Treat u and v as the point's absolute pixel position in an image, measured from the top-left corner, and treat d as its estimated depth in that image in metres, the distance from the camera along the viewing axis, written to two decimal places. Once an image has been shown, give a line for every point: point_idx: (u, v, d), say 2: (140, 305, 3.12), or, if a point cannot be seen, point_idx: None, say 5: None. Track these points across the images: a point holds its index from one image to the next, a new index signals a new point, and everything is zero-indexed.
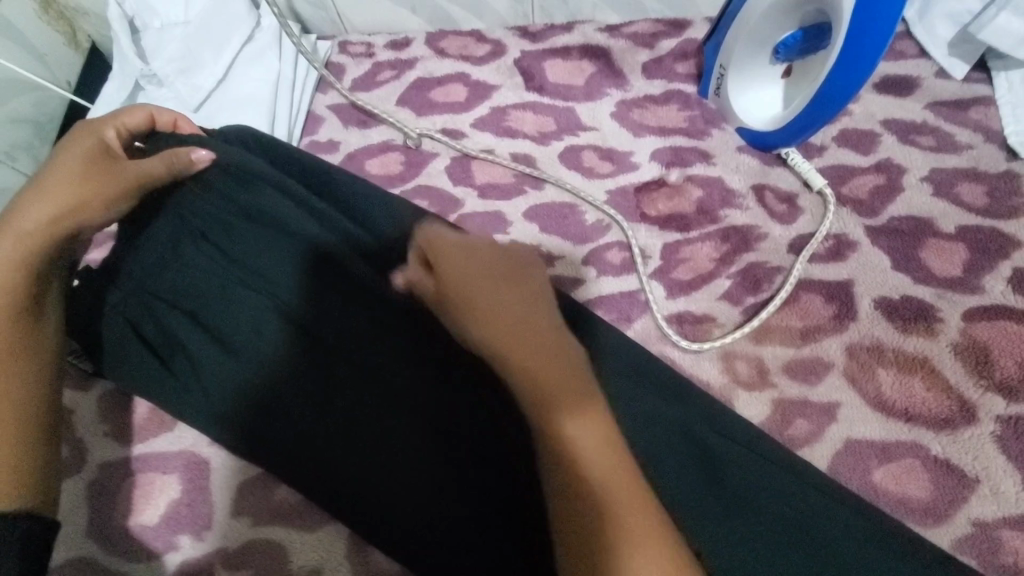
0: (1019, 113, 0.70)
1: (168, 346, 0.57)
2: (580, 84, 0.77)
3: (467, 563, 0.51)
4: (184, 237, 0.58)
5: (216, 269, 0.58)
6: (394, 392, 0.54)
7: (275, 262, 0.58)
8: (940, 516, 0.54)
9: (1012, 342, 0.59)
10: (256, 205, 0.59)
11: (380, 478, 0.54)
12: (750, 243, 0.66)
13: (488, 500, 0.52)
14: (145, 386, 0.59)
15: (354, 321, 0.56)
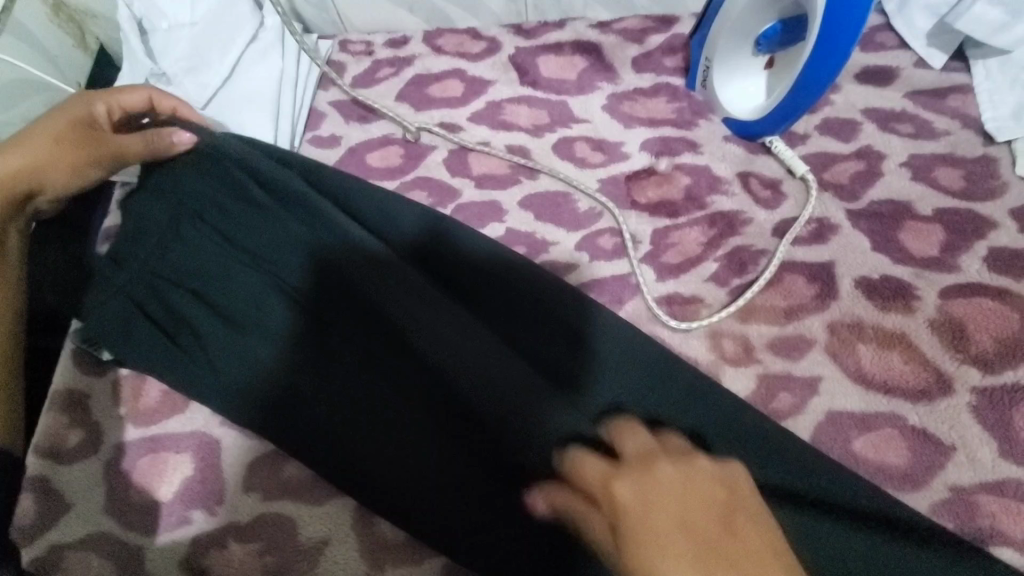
0: (995, 99, 0.72)
1: (176, 321, 0.65)
2: (572, 78, 0.79)
3: (464, 522, 0.55)
4: (184, 221, 0.66)
5: (219, 253, 0.65)
6: (381, 362, 0.60)
7: (264, 243, 0.63)
8: (918, 482, 0.56)
9: (987, 317, 0.62)
10: (239, 190, 0.63)
11: (369, 441, 0.59)
12: (736, 228, 0.69)
13: (477, 463, 0.56)
14: (149, 357, 0.64)
15: (334, 295, 0.60)
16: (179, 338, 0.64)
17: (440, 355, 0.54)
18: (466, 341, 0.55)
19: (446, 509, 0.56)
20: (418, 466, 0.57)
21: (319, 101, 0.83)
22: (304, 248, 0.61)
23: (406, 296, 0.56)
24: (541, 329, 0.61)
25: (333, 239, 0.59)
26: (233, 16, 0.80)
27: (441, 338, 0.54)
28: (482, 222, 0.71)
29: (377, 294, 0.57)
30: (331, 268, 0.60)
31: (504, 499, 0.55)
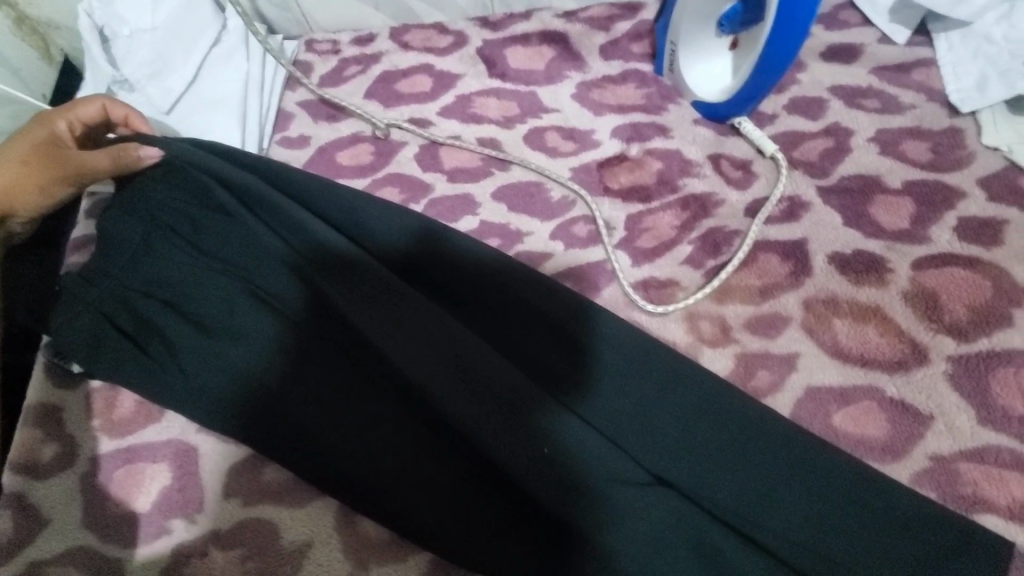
0: (958, 71, 0.73)
1: (146, 331, 0.64)
2: (540, 68, 0.79)
3: (450, 520, 0.55)
4: (152, 232, 0.64)
5: (191, 262, 0.64)
6: (363, 363, 0.59)
7: (236, 249, 0.62)
8: (898, 452, 0.57)
9: (958, 287, 0.62)
10: (203, 197, 0.61)
11: (352, 444, 0.58)
12: (708, 209, 0.69)
13: (463, 458, 0.56)
14: (119, 369, 0.63)
15: (315, 303, 0.60)
16: (152, 349, 0.63)
17: (433, 355, 0.55)
18: (454, 341, 0.56)
19: (434, 512, 0.55)
20: (405, 469, 0.56)
21: (286, 101, 0.82)
22: (277, 255, 0.60)
23: (391, 301, 0.56)
24: (522, 321, 0.60)
25: (307, 246, 0.58)
26: (194, 17, 0.79)
27: (430, 339, 0.56)
28: (455, 216, 0.70)
29: (361, 299, 0.57)
30: (309, 275, 0.59)
31: (497, 497, 0.55)
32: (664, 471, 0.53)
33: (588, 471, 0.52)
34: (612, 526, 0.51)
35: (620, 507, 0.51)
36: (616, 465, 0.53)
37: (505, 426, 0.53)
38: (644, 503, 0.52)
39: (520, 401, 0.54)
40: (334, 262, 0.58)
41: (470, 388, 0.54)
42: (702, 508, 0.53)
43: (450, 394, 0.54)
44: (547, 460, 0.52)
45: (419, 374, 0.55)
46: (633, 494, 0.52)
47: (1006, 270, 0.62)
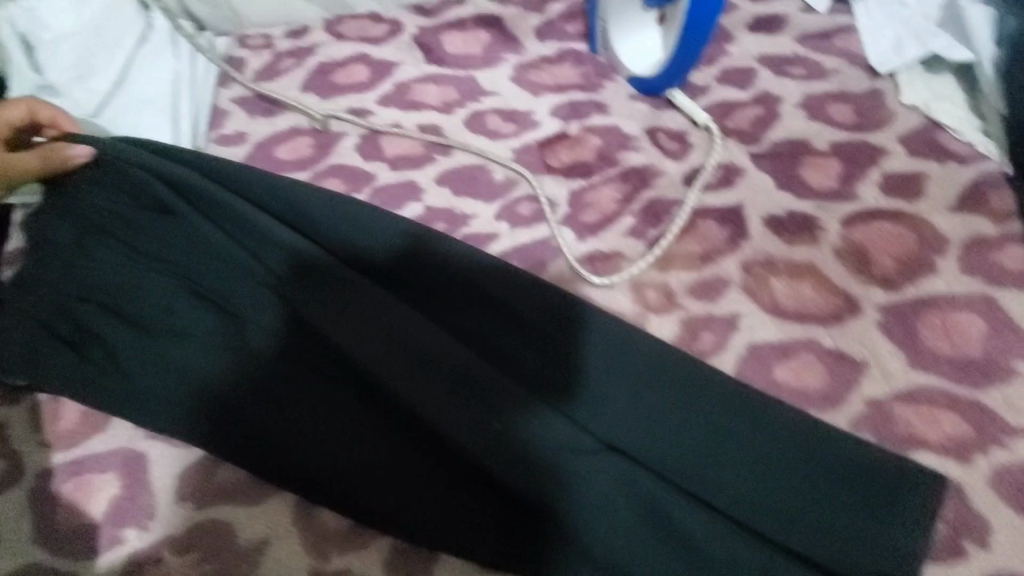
0: (876, 36, 0.77)
1: (83, 336, 0.62)
2: (477, 52, 0.80)
3: (405, 501, 0.55)
4: (87, 235, 0.64)
5: (128, 263, 0.63)
6: (310, 353, 0.59)
7: (174, 246, 0.62)
8: (838, 400, 0.59)
9: (885, 240, 0.65)
10: (139, 195, 0.61)
11: (304, 435, 0.57)
12: (647, 181, 0.70)
13: (415, 439, 0.56)
14: (55, 378, 0.61)
15: (265, 298, 0.59)
16: (89, 354, 0.61)
17: (385, 341, 0.56)
18: (406, 324, 0.56)
19: (393, 496, 0.55)
20: (362, 456, 0.56)
21: (220, 98, 0.81)
22: (217, 247, 0.60)
23: (342, 290, 0.57)
24: (467, 300, 0.60)
25: (248, 236, 0.59)
26: (118, 16, 0.78)
27: (382, 324, 0.56)
28: (400, 203, 0.70)
29: (313, 290, 0.57)
30: (262, 271, 0.59)
31: (455, 476, 0.55)
32: (616, 437, 0.54)
33: (541, 442, 0.53)
34: (568, 493, 0.52)
35: (574, 475, 0.53)
36: (568, 434, 0.54)
37: (458, 404, 0.54)
38: (597, 469, 0.53)
39: (472, 379, 0.54)
40: (285, 257, 0.58)
41: (424, 369, 0.55)
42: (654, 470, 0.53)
43: (403, 376, 0.55)
44: (501, 434, 0.53)
45: (370, 360, 0.55)
46: (586, 461, 0.53)
47: (927, 221, 0.66)
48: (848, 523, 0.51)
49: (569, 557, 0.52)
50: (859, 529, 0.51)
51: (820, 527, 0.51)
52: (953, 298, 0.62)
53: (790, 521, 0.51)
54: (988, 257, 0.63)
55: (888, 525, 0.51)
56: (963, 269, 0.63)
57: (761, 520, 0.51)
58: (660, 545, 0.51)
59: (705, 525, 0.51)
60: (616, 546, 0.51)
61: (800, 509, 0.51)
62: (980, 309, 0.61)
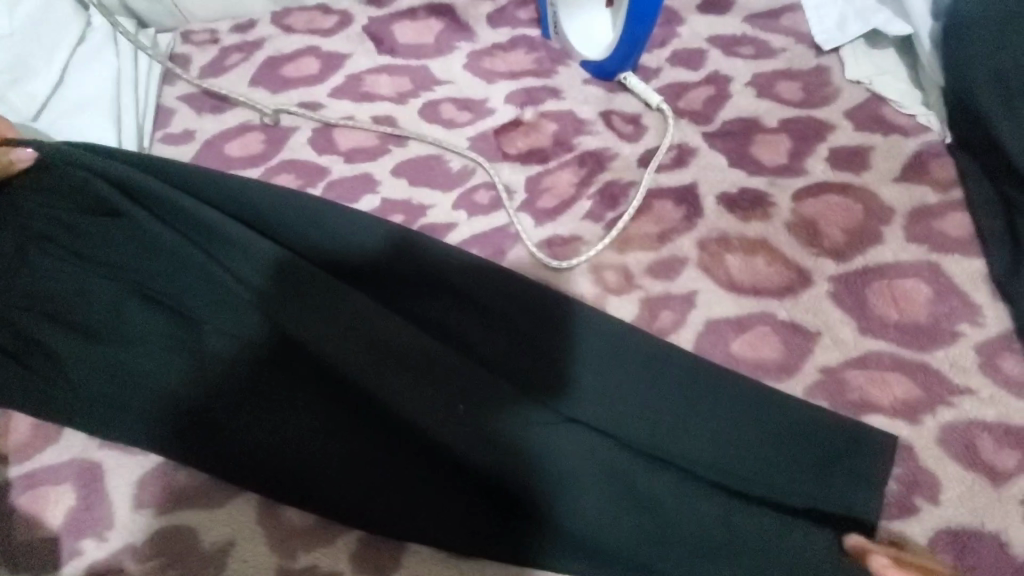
0: (820, 14, 0.79)
1: (30, 347, 0.60)
2: (429, 41, 0.80)
3: (373, 494, 0.55)
4: (27, 243, 0.60)
5: (72, 269, 0.60)
6: (267, 351, 0.57)
7: (118, 248, 0.58)
8: (792, 369, 0.60)
9: (834, 212, 0.67)
10: (77, 197, 0.58)
11: (267, 434, 0.56)
12: (604, 164, 0.71)
13: (381, 432, 0.56)
14: (5, 391, 0.59)
15: (217, 300, 0.56)
16: (36, 365, 0.59)
17: (344, 336, 0.54)
18: (367, 317, 0.54)
19: (361, 489, 0.55)
20: (328, 451, 0.56)
21: (166, 97, 0.79)
22: (162, 245, 0.56)
23: (296, 286, 0.54)
24: (429, 289, 0.59)
25: (194, 232, 0.55)
26: (52, 15, 0.75)
27: (340, 319, 0.54)
28: (356, 196, 0.69)
29: (265, 286, 0.54)
30: (210, 271, 0.55)
31: (423, 466, 0.55)
32: (583, 417, 0.54)
33: (508, 426, 0.53)
34: (536, 475, 0.52)
35: (541, 458, 0.53)
36: (534, 418, 0.53)
37: (423, 396, 0.53)
38: (565, 450, 0.53)
39: (437, 369, 0.53)
40: (234, 255, 0.54)
41: (387, 362, 0.53)
42: (621, 447, 0.54)
43: (366, 370, 0.53)
44: (467, 423, 0.52)
45: (330, 355, 0.54)
46: (552, 442, 0.53)
47: (873, 192, 0.68)
48: (805, 484, 0.53)
49: (537, 535, 0.53)
50: (814, 489, 0.53)
51: (779, 491, 0.52)
52: (900, 266, 0.64)
53: (749, 486, 0.52)
54: (931, 224, 0.66)
55: (839, 483, 0.53)
56: (908, 237, 0.65)
57: (722, 488, 0.52)
58: (627, 520, 0.52)
59: (668, 494, 0.52)
60: (583, 523, 0.52)
61: (759, 474, 0.52)
62: (925, 275, 0.63)
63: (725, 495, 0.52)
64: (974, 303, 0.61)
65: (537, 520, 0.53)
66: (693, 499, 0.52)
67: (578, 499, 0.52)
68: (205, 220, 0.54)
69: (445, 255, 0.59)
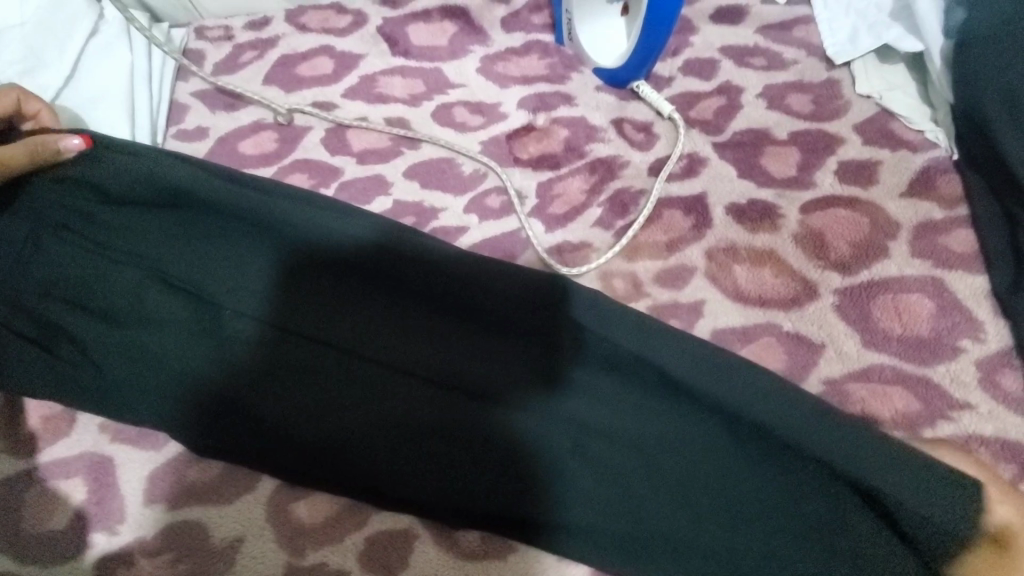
0: (832, 26, 0.80)
1: (48, 331, 0.59)
2: (444, 44, 0.80)
3: (388, 467, 0.55)
4: (43, 231, 0.60)
5: (91, 255, 0.60)
6: (286, 321, 0.58)
7: (146, 232, 0.60)
8: (796, 380, 0.61)
9: (842, 226, 0.68)
10: (100, 183, 0.58)
11: (284, 406, 0.57)
12: (615, 172, 0.72)
13: (396, 406, 0.56)
14: (25, 376, 0.59)
15: (241, 284, 0.59)
16: (60, 351, 0.59)
17: (377, 309, 0.59)
18: (392, 293, 0.59)
19: (377, 473, 0.55)
20: (345, 429, 0.56)
21: (179, 93, 0.79)
22: (195, 229, 0.60)
23: (330, 264, 0.59)
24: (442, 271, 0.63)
25: (223, 214, 0.58)
26: (65, 7, 0.75)
27: (370, 295, 0.59)
28: (368, 198, 0.70)
29: (299, 265, 0.59)
30: (251, 255, 0.60)
31: (438, 451, 0.55)
32: (591, 396, 0.56)
33: (517, 398, 0.56)
34: (551, 447, 0.55)
35: (552, 423, 0.55)
36: (539, 389, 0.56)
37: (439, 370, 0.57)
38: (575, 428, 0.55)
39: (456, 344, 0.58)
40: (269, 240, 0.59)
41: (408, 332, 0.58)
42: (631, 427, 0.54)
43: (391, 345, 0.58)
44: (482, 396, 0.56)
45: (357, 330, 0.58)
46: (563, 410, 0.56)
47: (880, 206, 0.69)
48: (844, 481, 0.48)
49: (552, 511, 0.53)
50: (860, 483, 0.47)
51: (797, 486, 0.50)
52: (904, 281, 0.65)
53: (763, 477, 0.51)
54: (936, 239, 0.66)
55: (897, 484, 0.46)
56: (913, 253, 0.66)
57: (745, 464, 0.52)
58: (641, 504, 0.52)
59: (677, 477, 0.52)
60: (591, 508, 0.52)
61: (773, 465, 0.51)
62: (928, 290, 0.64)
63: (735, 485, 0.51)
64: (976, 319, 0.62)
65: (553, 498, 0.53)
66: (699, 485, 0.52)
67: (593, 480, 0.53)
68: (244, 202, 0.57)
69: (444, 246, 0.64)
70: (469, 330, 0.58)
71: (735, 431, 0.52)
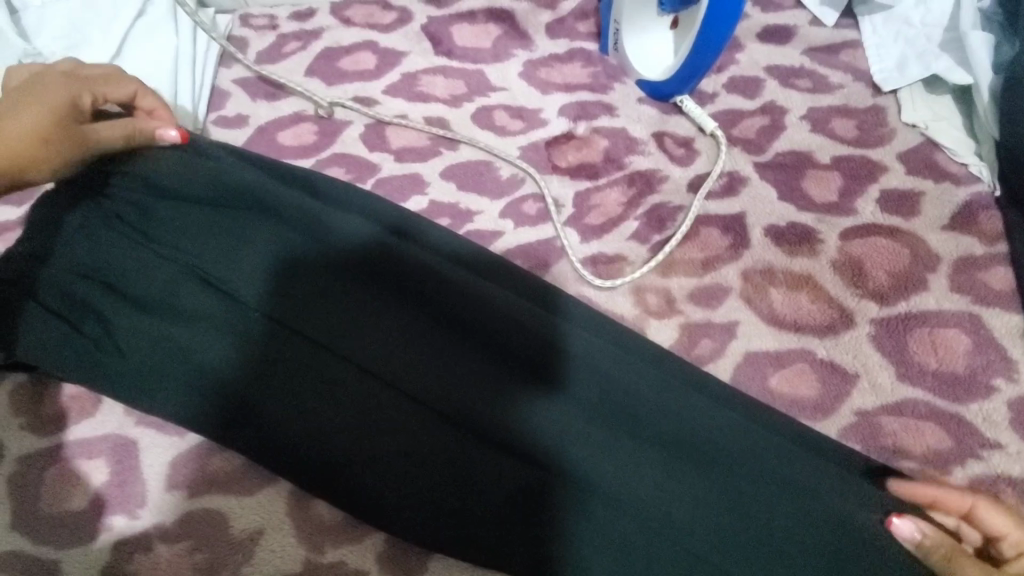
0: (880, 53, 0.79)
1: (79, 308, 0.58)
2: (487, 46, 0.80)
3: (413, 487, 0.54)
4: (95, 219, 0.59)
5: (134, 242, 0.58)
6: (316, 330, 0.56)
7: (188, 225, 0.58)
8: (828, 410, 0.60)
9: (881, 255, 0.67)
10: (161, 178, 0.58)
11: (309, 417, 0.55)
12: (653, 186, 0.71)
13: (425, 426, 0.55)
14: (48, 354, 0.57)
15: (275, 286, 0.56)
16: (87, 328, 0.58)
17: (414, 327, 0.56)
18: (433, 315, 0.56)
19: (399, 493, 0.54)
20: (370, 445, 0.55)
21: (220, 78, 0.79)
22: (237, 227, 0.58)
23: (373, 279, 0.57)
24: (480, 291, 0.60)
25: (275, 216, 0.58)
26: None
27: (407, 311, 0.57)
28: (405, 196, 0.70)
29: (337, 276, 0.57)
30: (288, 259, 0.57)
31: (466, 475, 0.54)
32: (628, 441, 0.53)
33: (552, 433, 0.53)
34: (580, 483, 0.52)
35: (585, 461, 0.52)
36: (574, 421, 0.53)
37: (474, 396, 0.54)
38: (610, 467, 0.52)
39: (493, 372, 0.55)
40: (313, 245, 0.57)
41: (443, 353, 0.55)
42: (667, 478, 0.52)
43: (423, 371, 0.55)
44: (515, 436, 0.53)
45: (388, 347, 0.55)
46: (598, 449, 0.52)
47: (921, 238, 0.68)
48: (868, 538, 0.49)
49: (572, 545, 0.52)
50: (878, 540, 0.49)
51: (827, 546, 0.49)
52: (941, 314, 0.64)
53: (800, 536, 0.49)
54: (976, 275, 0.65)
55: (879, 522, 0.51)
56: (952, 287, 0.65)
57: (781, 509, 0.50)
58: (670, 556, 0.50)
59: (709, 536, 0.50)
60: (610, 547, 0.51)
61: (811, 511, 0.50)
62: (965, 326, 0.63)
63: (767, 546, 0.49)
64: (1011, 359, 0.61)
65: (575, 535, 0.52)
66: (732, 547, 0.50)
67: (616, 521, 0.52)
68: (299, 210, 0.57)
69: (482, 261, 0.62)
70: (510, 358, 0.55)
71: (768, 485, 0.51)
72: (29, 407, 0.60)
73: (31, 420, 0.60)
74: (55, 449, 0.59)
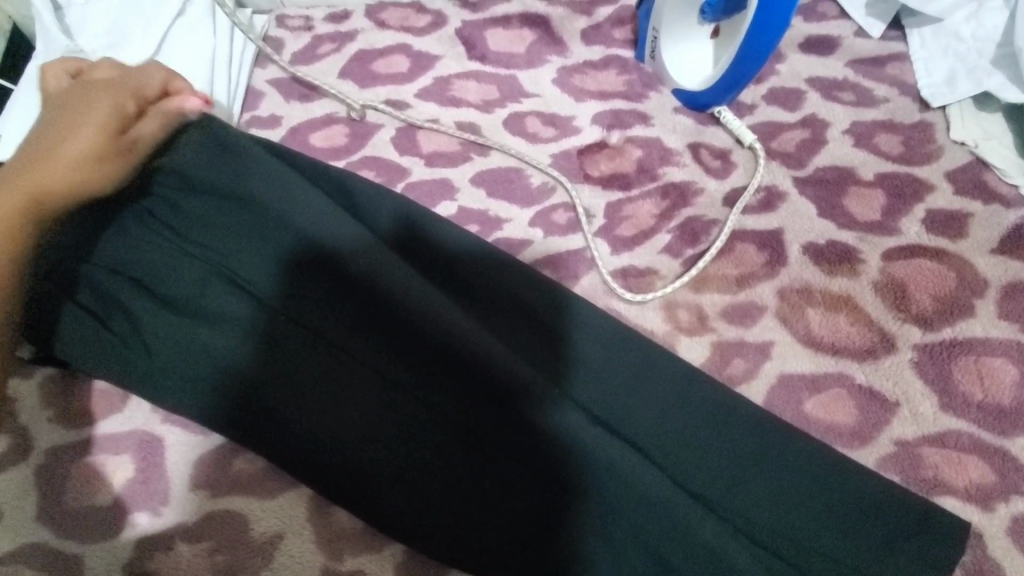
0: (929, 67, 0.76)
1: (109, 304, 0.59)
2: (521, 51, 0.79)
3: (428, 496, 0.54)
4: (127, 213, 0.59)
5: (160, 239, 0.58)
6: (338, 336, 0.55)
7: (211, 223, 0.57)
8: (865, 438, 0.58)
9: (926, 277, 0.64)
10: (190, 175, 0.58)
11: (327, 422, 0.55)
12: (687, 199, 0.69)
13: (443, 437, 0.54)
14: (84, 351, 0.58)
15: (297, 290, 0.56)
16: (116, 325, 0.58)
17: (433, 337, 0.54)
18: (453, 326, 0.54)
19: (414, 502, 0.53)
20: (387, 453, 0.54)
21: (256, 78, 0.80)
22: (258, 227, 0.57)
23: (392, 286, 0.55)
24: (504, 300, 0.59)
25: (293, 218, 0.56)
26: None
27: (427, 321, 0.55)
28: (434, 201, 0.69)
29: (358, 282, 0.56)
30: (309, 262, 0.56)
31: (483, 488, 0.53)
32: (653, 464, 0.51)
33: (573, 452, 0.50)
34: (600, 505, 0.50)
35: (606, 482, 0.50)
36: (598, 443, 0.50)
37: (496, 409, 0.52)
38: (630, 493, 0.49)
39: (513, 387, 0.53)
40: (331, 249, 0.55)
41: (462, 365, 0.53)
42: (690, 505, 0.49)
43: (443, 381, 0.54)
44: (534, 453, 0.51)
45: (411, 355, 0.55)
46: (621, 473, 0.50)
47: (968, 260, 0.65)
48: None
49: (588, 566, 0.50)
50: None
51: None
52: (988, 342, 0.61)
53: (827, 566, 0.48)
54: None
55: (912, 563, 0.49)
56: (1000, 314, 0.62)
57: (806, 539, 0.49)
58: None
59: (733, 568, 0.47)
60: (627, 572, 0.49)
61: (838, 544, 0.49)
62: (1013, 355, 0.60)
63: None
64: None
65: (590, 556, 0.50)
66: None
67: (638, 547, 0.49)
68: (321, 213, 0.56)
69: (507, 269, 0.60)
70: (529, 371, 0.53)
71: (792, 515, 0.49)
72: (59, 400, 0.61)
73: (61, 412, 0.61)
74: (83, 444, 0.59)
